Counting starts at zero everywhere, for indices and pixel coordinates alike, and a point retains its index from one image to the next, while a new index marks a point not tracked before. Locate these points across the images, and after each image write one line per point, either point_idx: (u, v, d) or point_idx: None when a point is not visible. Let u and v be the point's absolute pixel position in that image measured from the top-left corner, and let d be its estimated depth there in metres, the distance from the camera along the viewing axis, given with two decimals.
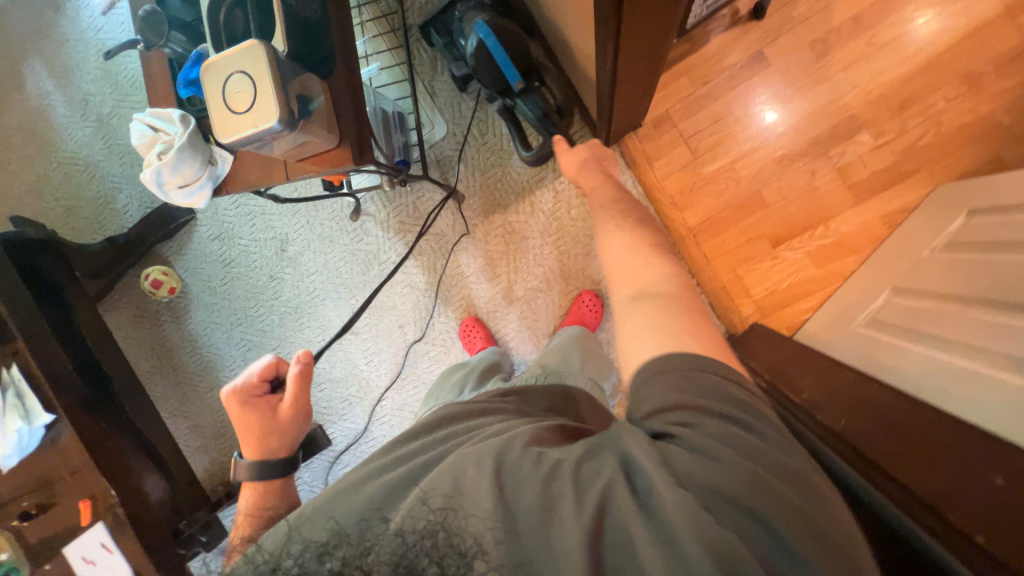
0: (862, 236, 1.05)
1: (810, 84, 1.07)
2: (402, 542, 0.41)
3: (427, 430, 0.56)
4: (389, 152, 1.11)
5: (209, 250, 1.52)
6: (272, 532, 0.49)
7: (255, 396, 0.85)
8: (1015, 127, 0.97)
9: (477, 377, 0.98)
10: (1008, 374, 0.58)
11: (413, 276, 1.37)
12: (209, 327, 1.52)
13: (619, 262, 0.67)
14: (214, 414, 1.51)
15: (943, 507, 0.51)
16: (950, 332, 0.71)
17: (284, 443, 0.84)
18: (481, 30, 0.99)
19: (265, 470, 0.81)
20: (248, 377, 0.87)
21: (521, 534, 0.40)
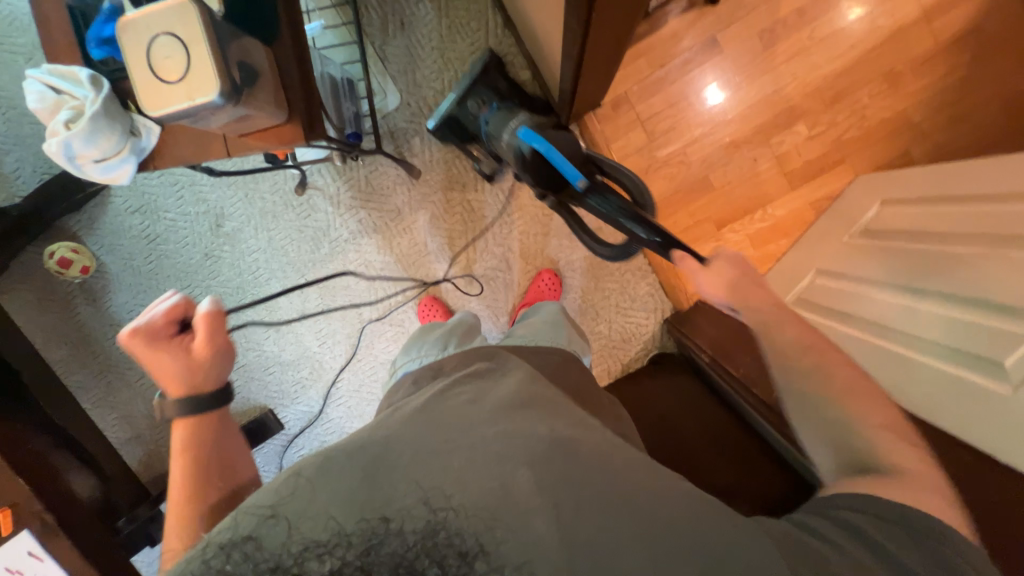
0: (794, 220, 1.15)
1: (757, 74, 1.12)
2: (404, 542, 0.44)
3: (415, 427, 0.56)
4: (339, 123, 1.03)
5: (129, 225, 1.36)
6: (252, 520, 0.46)
7: (162, 336, 0.70)
8: (923, 125, 1.08)
9: (459, 338, 0.99)
10: (914, 353, 0.71)
11: (368, 254, 1.31)
12: (134, 310, 1.38)
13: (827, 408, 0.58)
14: (148, 403, 1.40)
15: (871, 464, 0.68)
16: (861, 312, 0.83)
17: (206, 382, 0.71)
18: (529, 137, 0.81)
19: (196, 410, 0.69)
20: (149, 319, 0.70)
21: (515, 528, 0.45)
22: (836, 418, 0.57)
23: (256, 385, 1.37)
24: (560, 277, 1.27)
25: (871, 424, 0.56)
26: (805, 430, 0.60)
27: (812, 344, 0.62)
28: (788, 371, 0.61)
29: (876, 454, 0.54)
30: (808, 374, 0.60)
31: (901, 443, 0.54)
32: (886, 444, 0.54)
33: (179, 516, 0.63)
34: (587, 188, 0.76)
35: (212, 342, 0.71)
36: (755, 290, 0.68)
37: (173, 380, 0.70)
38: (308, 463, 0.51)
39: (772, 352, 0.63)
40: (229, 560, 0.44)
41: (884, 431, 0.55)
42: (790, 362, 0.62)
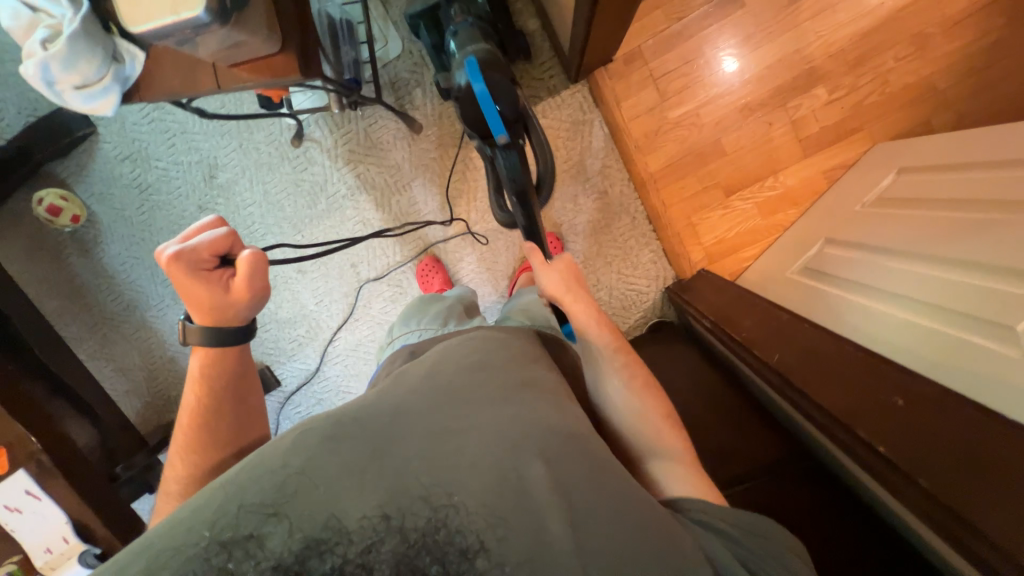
0: (805, 189, 1.11)
1: (778, 31, 1.06)
2: (404, 540, 0.42)
3: (415, 411, 0.55)
4: (337, 67, 0.98)
5: (119, 173, 1.32)
6: (250, 519, 0.43)
7: (204, 269, 0.65)
8: (947, 92, 1.03)
9: (459, 315, 0.98)
10: (919, 317, 0.68)
11: (366, 212, 1.28)
12: (127, 262, 1.36)
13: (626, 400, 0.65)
14: (143, 356, 1.40)
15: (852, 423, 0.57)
16: (870, 280, 0.80)
17: (237, 319, 0.68)
18: (471, 70, 0.81)
19: (219, 343, 0.68)
20: (193, 247, 0.64)
21: (521, 528, 0.44)
22: (629, 408, 0.65)
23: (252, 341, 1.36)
24: None
25: (655, 413, 0.65)
26: (608, 422, 0.67)
27: (618, 342, 0.71)
28: (597, 367, 0.70)
29: (659, 443, 0.62)
30: (613, 371, 0.68)
31: (674, 427, 0.64)
32: (663, 432, 0.63)
33: (190, 446, 0.65)
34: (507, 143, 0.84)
35: (252, 287, 0.67)
36: (580, 291, 0.79)
37: (203, 311, 0.66)
38: (306, 449, 0.48)
39: (585, 351, 0.72)
40: (230, 558, 0.42)
41: (662, 421, 0.64)
42: (601, 360, 0.70)
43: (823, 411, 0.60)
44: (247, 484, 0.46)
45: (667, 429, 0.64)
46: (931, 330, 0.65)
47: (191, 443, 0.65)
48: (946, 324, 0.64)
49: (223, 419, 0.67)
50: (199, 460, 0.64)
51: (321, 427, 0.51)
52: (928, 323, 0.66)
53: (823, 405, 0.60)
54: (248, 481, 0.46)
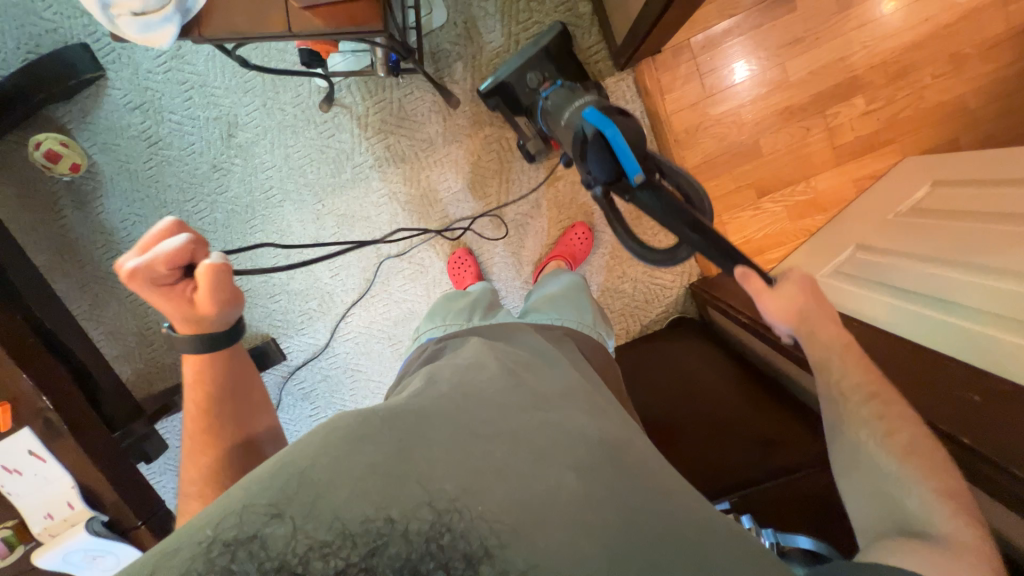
0: (833, 196, 1.14)
1: (825, 38, 1.08)
2: (407, 545, 0.38)
3: (439, 412, 0.53)
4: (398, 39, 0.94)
5: (127, 124, 1.23)
6: (251, 520, 0.39)
7: (170, 280, 0.59)
8: (976, 113, 1.08)
9: (484, 309, 0.96)
10: (944, 315, 0.71)
11: (392, 185, 1.24)
12: (128, 219, 1.27)
13: (874, 456, 0.54)
14: (139, 320, 1.32)
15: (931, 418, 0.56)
16: (897, 280, 0.83)
17: (211, 327, 0.62)
18: (594, 118, 0.71)
19: (207, 349, 0.63)
20: (148, 261, 0.57)
21: (534, 536, 0.41)
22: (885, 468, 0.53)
23: (260, 312, 1.30)
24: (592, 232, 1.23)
25: (925, 484, 0.50)
26: (854, 478, 0.55)
27: (881, 389, 0.58)
28: (840, 412, 0.59)
29: (928, 520, 0.48)
30: (870, 422, 0.56)
31: (955, 510, 0.48)
32: (938, 508, 0.49)
33: (199, 449, 0.61)
34: (643, 184, 0.68)
35: (215, 299, 0.60)
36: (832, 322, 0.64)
37: (177, 320, 0.62)
38: (311, 449, 0.45)
39: (824, 391, 0.61)
40: (232, 560, 0.38)
41: (938, 497, 0.49)
42: (848, 404, 0.58)
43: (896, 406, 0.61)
44: (244, 487, 0.42)
45: (945, 508, 0.48)
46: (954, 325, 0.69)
47: (201, 446, 0.61)
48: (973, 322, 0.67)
49: (230, 422, 0.63)
50: (212, 459, 0.61)
51: (330, 424, 0.49)
52: (951, 320, 0.69)
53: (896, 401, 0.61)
54: (242, 485, 0.43)
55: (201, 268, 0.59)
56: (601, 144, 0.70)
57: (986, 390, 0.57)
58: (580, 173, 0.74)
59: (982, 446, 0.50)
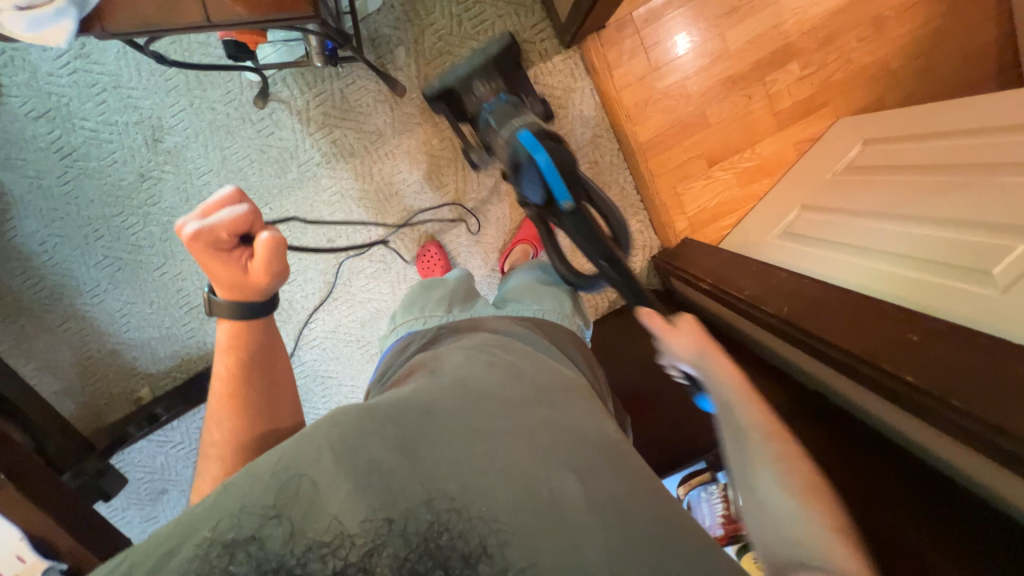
0: (778, 160, 1.19)
1: (759, 6, 1.11)
2: (405, 544, 0.39)
3: (444, 411, 0.50)
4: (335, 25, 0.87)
5: (33, 134, 1.11)
6: (249, 519, 0.39)
7: (226, 245, 0.58)
8: (898, 73, 1.15)
9: (461, 299, 0.94)
10: (886, 265, 0.77)
11: (343, 182, 1.18)
12: (50, 240, 1.16)
13: (778, 500, 0.51)
14: (75, 350, 1.21)
15: (882, 360, 0.59)
16: (839, 237, 0.89)
17: (260, 297, 0.61)
18: (529, 143, 0.78)
19: (244, 318, 0.61)
20: (211, 226, 0.56)
21: (535, 535, 0.41)
22: (784, 511, 0.50)
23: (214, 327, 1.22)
24: None
25: (822, 525, 0.48)
26: (753, 522, 0.52)
27: (773, 428, 0.57)
28: (741, 450, 0.57)
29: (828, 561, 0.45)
30: (768, 461, 0.54)
31: (847, 545, 0.47)
32: (831, 549, 0.47)
33: (225, 415, 0.58)
34: (572, 210, 0.81)
35: (270, 273, 0.59)
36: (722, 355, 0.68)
37: (224, 286, 0.59)
38: (320, 440, 0.44)
39: (727, 427, 0.60)
40: (230, 561, 0.38)
41: (831, 534, 0.48)
42: (749, 442, 0.56)
43: (849, 352, 0.63)
44: (242, 484, 0.42)
45: (836, 544, 0.47)
46: (897, 275, 0.74)
47: (229, 413, 0.58)
48: (917, 271, 0.72)
49: (259, 390, 0.59)
50: (238, 426, 0.57)
51: (333, 420, 0.46)
52: (893, 270, 0.75)
53: (847, 346, 0.64)
54: (243, 477, 0.43)
55: (259, 240, 0.58)
56: (535, 168, 0.78)
57: (925, 329, 0.60)
58: (518, 190, 0.84)
59: (924, 382, 0.53)
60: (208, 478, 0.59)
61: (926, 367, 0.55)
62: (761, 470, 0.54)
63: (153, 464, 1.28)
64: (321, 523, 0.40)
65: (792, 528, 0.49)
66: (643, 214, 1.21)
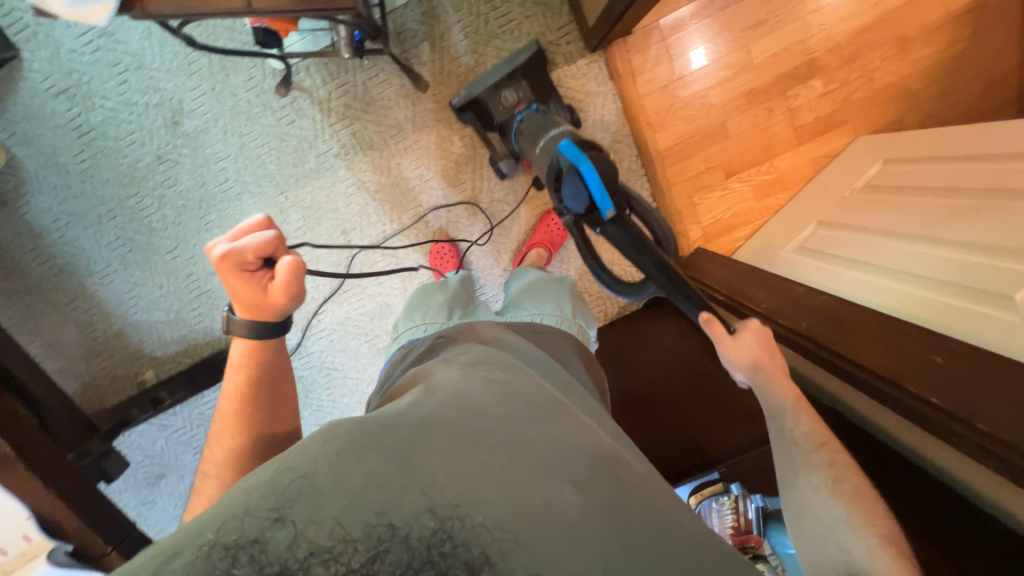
0: (795, 175, 1.19)
1: (785, 20, 1.11)
2: (408, 551, 0.36)
3: (438, 420, 0.50)
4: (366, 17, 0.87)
5: (51, 111, 1.10)
6: (253, 523, 0.37)
7: (251, 268, 0.58)
8: (919, 94, 1.15)
9: (461, 305, 0.94)
10: (905, 285, 0.77)
11: (360, 174, 1.18)
12: (62, 218, 1.15)
13: (824, 505, 0.57)
14: (83, 330, 1.20)
15: (907, 381, 0.59)
16: (857, 254, 0.89)
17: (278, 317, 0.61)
18: (570, 151, 0.76)
19: (260, 337, 0.61)
20: (239, 248, 0.56)
21: (537, 545, 0.41)
22: (830, 516, 0.56)
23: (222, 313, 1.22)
24: None
25: (868, 531, 0.53)
26: (805, 527, 0.60)
27: (825, 437, 0.62)
28: (789, 456, 0.63)
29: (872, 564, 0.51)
30: (817, 469, 0.60)
31: (889, 550, 0.52)
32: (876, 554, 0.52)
33: (229, 433, 0.60)
34: (614, 219, 0.77)
35: (288, 298, 0.59)
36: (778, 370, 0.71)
37: (244, 305, 0.60)
38: (314, 454, 0.43)
39: (776, 436, 0.66)
40: (233, 565, 0.34)
41: (878, 539, 0.52)
42: (798, 450, 0.62)
43: (873, 371, 0.64)
44: (247, 486, 0.40)
45: (882, 546, 0.52)
46: (915, 295, 0.74)
47: (229, 431, 0.60)
48: (937, 292, 0.72)
49: (262, 410, 0.62)
50: (237, 445, 0.60)
51: (328, 433, 0.45)
52: (911, 290, 0.75)
53: (870, 365, 0.64)
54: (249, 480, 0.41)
55: (281, 265, 0.57)
56: (577, 176, 0.75)
57: (948, 350, 0.60)
58: (557, 201, 0.79)
59: (951, 406, 0.54)
60: (223, 466, 0.59)
61: (952, 389, 0.55)
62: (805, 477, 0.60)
63: (153, 448, 1.27)
64: (321, 528, 0.37)
65: (839, 531, 0.55)
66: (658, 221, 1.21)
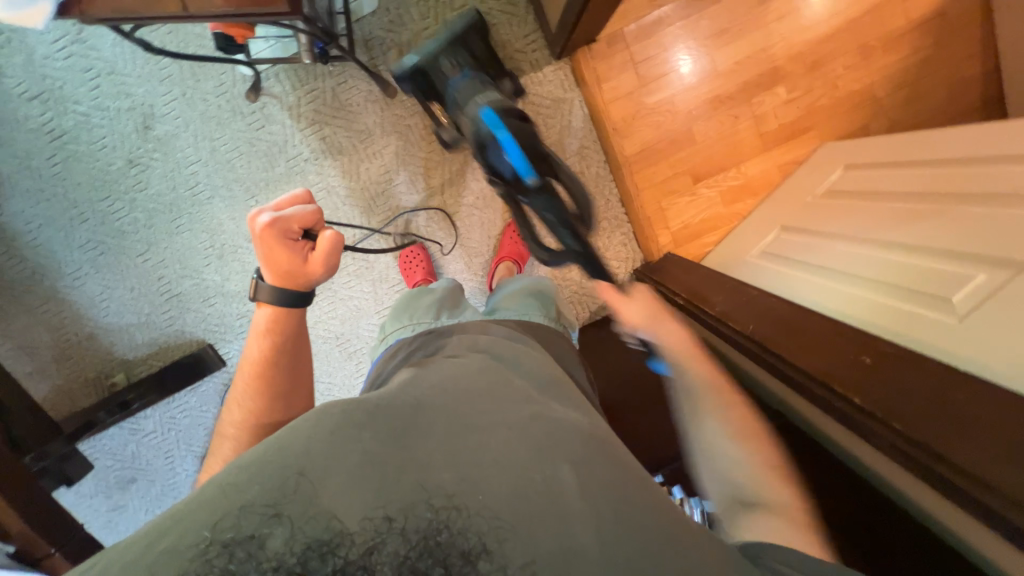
0: (762, 181, 1.20)
1: (748, 28, 1.13)
2: (405, 541, 0.37)
3: (436, 405, 0.50)
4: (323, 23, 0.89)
5: (25, 115, 1.12)
6: (249, 520, 0.37)
7: (295, 235, 0.63)
8: (883, 101, 1.16)
9: (451, 304, 0.92)
10: (854, 288, 0.77)
11: (330, 179, 1.19)
12: (35, 221, 1.16)
13: (720, 447, 0.59)
14: (53, 333, 1.20)
15: (830, 381, 0.60)
16: (813, 258, 0.89)
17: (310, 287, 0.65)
18: (489, 118, 0.78)
19: (289, 304, 0.63)
20: (286, 216, 0.61)
21: (533, 527, 0.40)
22: (726, 453, 0.58)
23: (193, 316, 1.22)
24: None
25: (758, 463, 0.56)
26: (704, 465, 0.60)
27: (718, 385, 0.64)
28: (693, 408, 0.63)
29: (761, 493, 0.54)
30: (713, 415, 0.61)
31: (782, 482, 0.55)
32: (766, 485, 0.54)
33: (249, 393, 0.60)
34: (537, 187, 0.79)
35: (328, 264, 0.64)
36: (668, 319, 0.75)
37: (280, 274, 0.63)
38: (310, 440, 0.43)
39: (682, 390, 0.66)
40: (230, 561, 0.35)
41: (769, 477, 0.55)
42: (698, 401, 0.63)
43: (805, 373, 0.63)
44: (239, 481, 0.40)
45: (774, 483, 0.54)
46: (864, 298, 0.74)
47: (250, 391, 0.60)
48: (882, 294, 0.72)
49: (282, 371, 0.61)
50: (252, 404, 0.59)
51: (323, 415, 0.45)
52: (859, 292, 0.76)
53: (802, 367, 0.64)
54: (243, 471, 0.41)
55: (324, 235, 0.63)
56: (496, 144, 0.78)
57: (878, 352, 0.61)
58: (481, 163, 0.83)
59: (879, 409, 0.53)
60: None
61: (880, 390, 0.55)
62: (703, 423, 0.61)
63: (123, 452, 1.27)
64: (312, 520, 0.37)
65: (731, 469, 0.57)
66: (627, 226, 1.21)
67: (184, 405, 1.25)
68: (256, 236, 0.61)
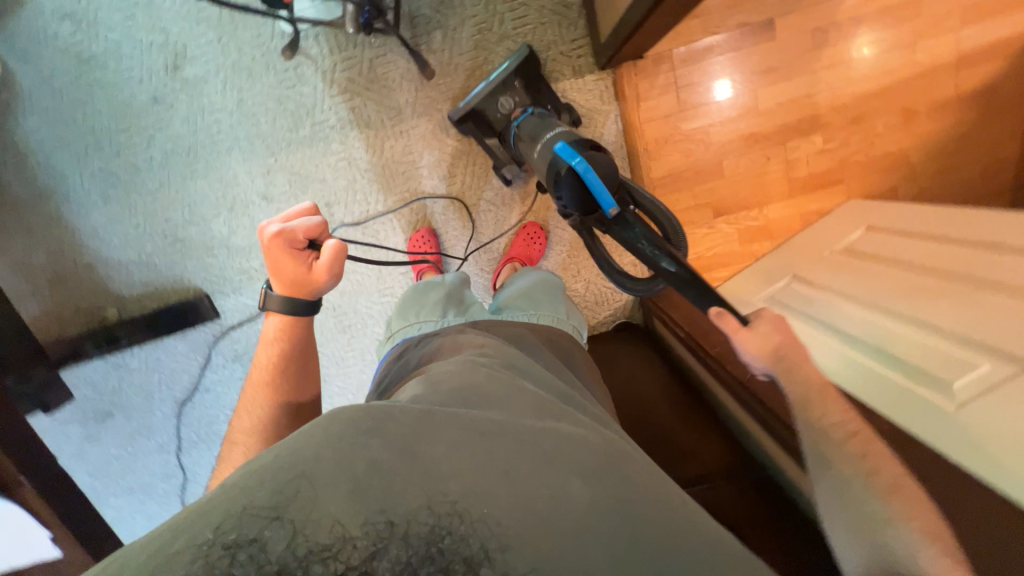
0: (782, 225, 1.19)
1: (797, 71, 1.12)
2: (406, 548, 0.36)
3: (445, 411, 0.50)
4: None
5: (55, 33, 1.10)
6: (251, 523, 0.36)
7: (300, 247, 0.63)
8: (917, 166, 1.15)
9: (458, 300, 0.91)
10: (857, 353, 0.77)
11: (353, 151, 1.17)
12: (49, 142, 1.14)
13: (866, 500, 0.53)
14: (51, 257, 1.19)
15: None
16: (819, 314, 0.89)
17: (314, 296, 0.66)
18: (564, 152, 0.74)
19: (296, 314, 0.67)
20: (291, 229, 0.62)
21: (538, 542, 0.39)
22: (870, 508, 0.52)
23: (194, 264, 1.21)
24: (546, 230, 1.22)
25: (915, 526, 0.50)
26: (836, 515, 0.55)
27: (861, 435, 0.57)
28: (823, 454, 0.57)
29: (917, 558, 0.48)
30: (852, 463, 0.55)
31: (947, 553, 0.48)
32: (926, 552, 0.48)
33: (258, 403, 0.65)
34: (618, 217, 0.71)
35: (329, 276, 0.64)
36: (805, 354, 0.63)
37: (287, 284, 0.65)
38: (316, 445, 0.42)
39: (806, 432, 0.60)
40: (232, 563, 0.34)
41: (928, 543, 0.48)
42: (831, 446, 0.57)
43: None
44: (243, 486, 0.39)
45: (931, 549, 0.48)
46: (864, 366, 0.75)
47: (260, 401, 0.64)
48: (884, 365, 0.72)
49: (290, 380, 0.65)
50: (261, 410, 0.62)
51: (333, 421, 0.46)
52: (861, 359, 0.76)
53: None
54: (249, 477, 0.40)
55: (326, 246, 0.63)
56: (573, 178, 0.72)
57: None
58: (557, 203, 0.77)
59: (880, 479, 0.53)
60: None
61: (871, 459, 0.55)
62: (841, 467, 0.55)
63: (104, 386, 1.27)
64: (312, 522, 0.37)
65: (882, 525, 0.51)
66: None
67: (172, 350, 1.25)
68: (264, 247, 0.63)
